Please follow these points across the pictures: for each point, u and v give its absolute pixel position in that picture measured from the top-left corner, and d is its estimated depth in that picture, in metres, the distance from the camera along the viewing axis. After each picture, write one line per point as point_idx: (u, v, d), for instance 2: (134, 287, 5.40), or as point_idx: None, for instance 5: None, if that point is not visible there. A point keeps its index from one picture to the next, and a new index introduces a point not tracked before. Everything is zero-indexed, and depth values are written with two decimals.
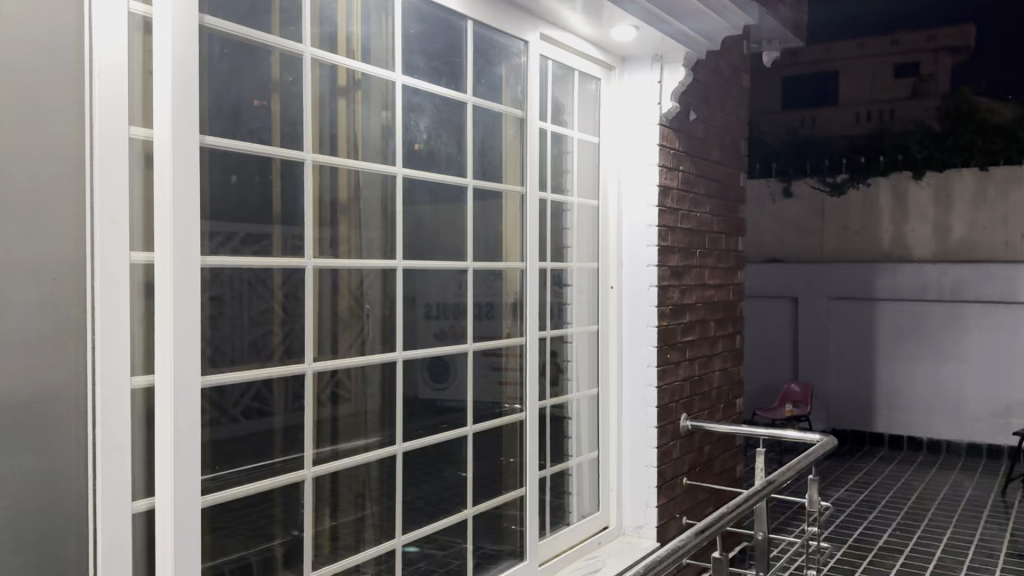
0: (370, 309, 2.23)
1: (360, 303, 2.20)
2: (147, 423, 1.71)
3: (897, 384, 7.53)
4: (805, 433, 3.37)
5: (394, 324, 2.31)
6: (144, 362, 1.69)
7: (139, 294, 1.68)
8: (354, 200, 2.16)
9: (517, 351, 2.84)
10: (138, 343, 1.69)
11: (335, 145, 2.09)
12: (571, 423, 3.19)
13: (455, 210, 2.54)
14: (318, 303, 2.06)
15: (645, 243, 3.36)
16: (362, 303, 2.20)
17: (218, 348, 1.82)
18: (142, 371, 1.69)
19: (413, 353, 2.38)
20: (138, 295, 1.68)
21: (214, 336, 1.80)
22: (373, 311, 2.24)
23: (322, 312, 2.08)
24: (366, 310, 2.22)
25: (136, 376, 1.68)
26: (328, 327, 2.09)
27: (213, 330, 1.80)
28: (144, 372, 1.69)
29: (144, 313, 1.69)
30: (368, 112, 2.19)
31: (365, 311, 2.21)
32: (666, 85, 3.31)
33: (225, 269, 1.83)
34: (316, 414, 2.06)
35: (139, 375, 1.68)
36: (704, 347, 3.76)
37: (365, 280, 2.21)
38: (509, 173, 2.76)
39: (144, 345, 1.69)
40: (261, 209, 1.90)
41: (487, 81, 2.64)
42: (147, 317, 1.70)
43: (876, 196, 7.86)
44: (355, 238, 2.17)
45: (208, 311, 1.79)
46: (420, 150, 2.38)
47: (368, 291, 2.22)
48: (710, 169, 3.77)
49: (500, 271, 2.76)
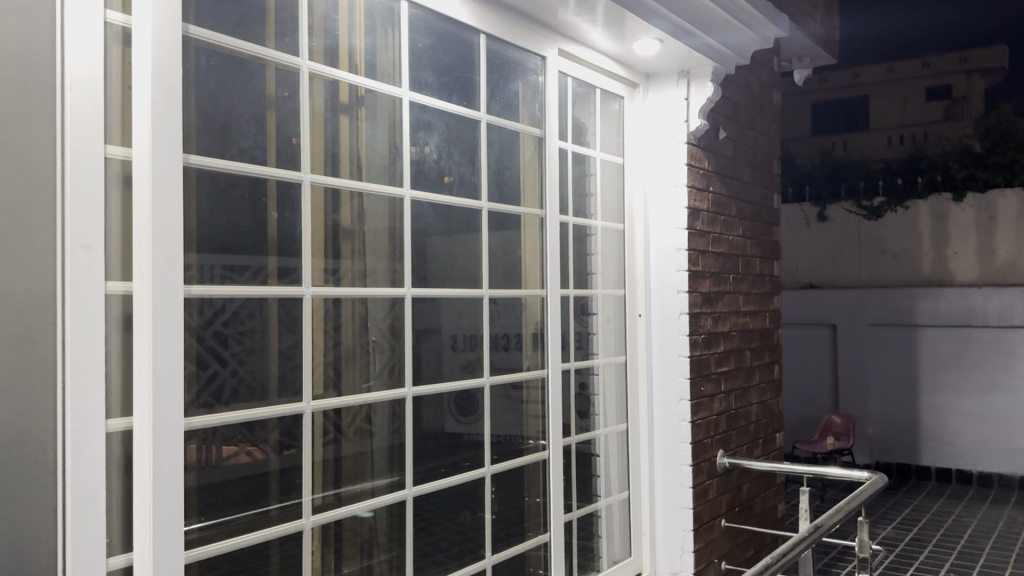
0: (378, 342, 2.06)
1: (365, 335, 2.02)
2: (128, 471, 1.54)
3: (944, 415, 7.18)
4: (851, 469, 3.12)
5: (404, 358, 2.13)
6: (123, 402, 1.53)
7: (117, 328, 1.52)
8: (357, 225, 2.00)
9: (539, 384, 2.65)
10: (117, 382, 1.52)
11: (336, 165, 1.94)
12: (599, 461, 2.99)
13: (469, 235, 2.37)
14: (317, 337, 1.89)
15: (674, 268, 3.17)
16: (368, 335, 2.03)
17: (228, 382, 1.70)
18: (120, 413, 1.53)
19: (426, 389, 2.20)
20: (114, 330, 1.52)
21: (221, 370, 1.68)
22: (381, 345, 2.07)
23: (323, 346, 1.91)
24: (372, 343, 2.05)
25: (112, 419, 1.51)
26: (330, 363, 1.92)
27: (221, 364, 1.68)
28: (120, 414, 1.53)
29: (122, 348, 1.53)
30: (373, 130, 2.05)
31: (372, 345, 2.04)
32: (694, 102, 3.14)
33: (217, 298, 1.68)
34: (316, 456, 1.89)
35: (116, 417, 1.52)
36: (741, 378, 3.54)
37: (371, 311, 2.04)
38: (528, 196, 2.60)
39: (123, 385, 1.53)
40: (255, 233, 1.75)
41: (502, 99, 2.49)
42: (127, 352, 1.53)
43: (915, 219, 7.60)
44: (360, 266, 2.01)
45: (214, 345, 1.67)
46: (428, 170, 2.22)
47: (376, 322, 2.05)
48: (742, 190, 3.58)
49: (519, 298, 2.58)
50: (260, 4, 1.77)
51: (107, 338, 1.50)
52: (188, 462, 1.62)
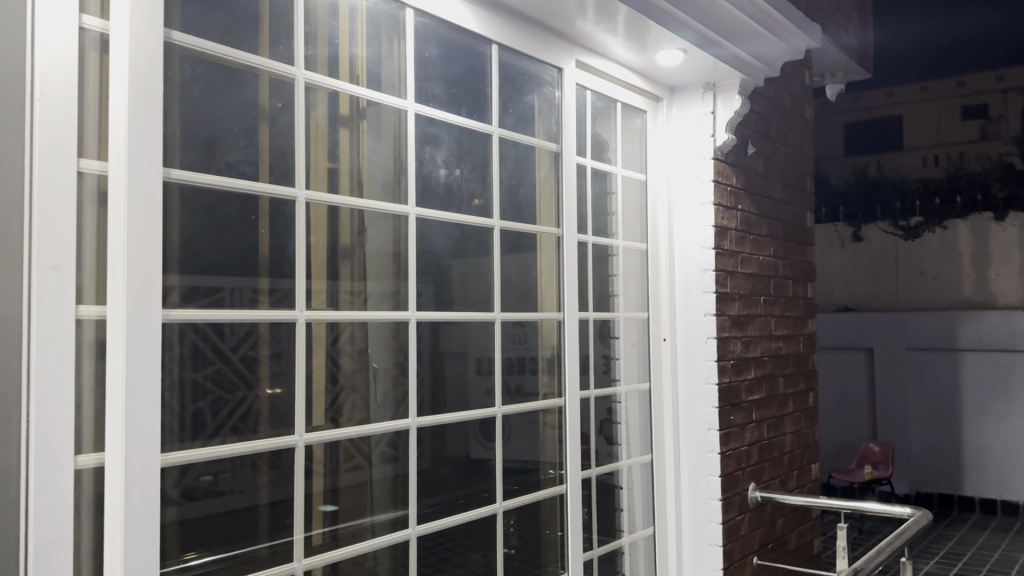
0: (398, 366, 1.97)
1: (381, 359, 1.93)
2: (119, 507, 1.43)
3: (988, 444, 6.87)
4: (891, 505, 2.91)
5: (425, 384, 2.04)
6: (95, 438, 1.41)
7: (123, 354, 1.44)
8: (357, 244, 1.87)
9: (555, 414, 2.49)
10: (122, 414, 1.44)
11: (335, 181, 1.82)
12: (622, 493, 2.83)
13: (480, 255, 2.23)
14: (324, 362, 1.79)
15: (701, 289, 3.01)
16: (391, 356, 1.95)
17: (255, 406, 1.64)
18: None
19: (432, 420, 2.06)
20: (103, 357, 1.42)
21: (248, 394, 1.63)
22: (402, 369, 1.98)
23: (330, 374, 1.80)
24: (395, 365, 1.96)
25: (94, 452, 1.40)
26: (333, 391, 1.81)
27: (248, 388, 1.62)
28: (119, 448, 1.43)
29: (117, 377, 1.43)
30: (375, 144, 1.92)
31: (388, 369, 1.95)
32: (720, 116, 2.99)
33: (238, 322, 1.62)
34: (310, 489, 1.75)
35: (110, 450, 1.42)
36: (773, 408, 3.36)
37: (392, 334, 1.96)
38: (544, 214, 2.47)
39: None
40: (244, 249, 1.63)
41: (516, 111, 2.36)
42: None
43: (954, 239, 7.38)
44: (360, 288, 1.88)
45: (241, 367, 1.61)
46: (436, 187, 2.09)
47: (398, 343, 1.97)
48: (773, 208, 3.41)
49: (535, 321, 2.43)
50: (252, 9, 1.66)
51: (78, 367, 1.38)
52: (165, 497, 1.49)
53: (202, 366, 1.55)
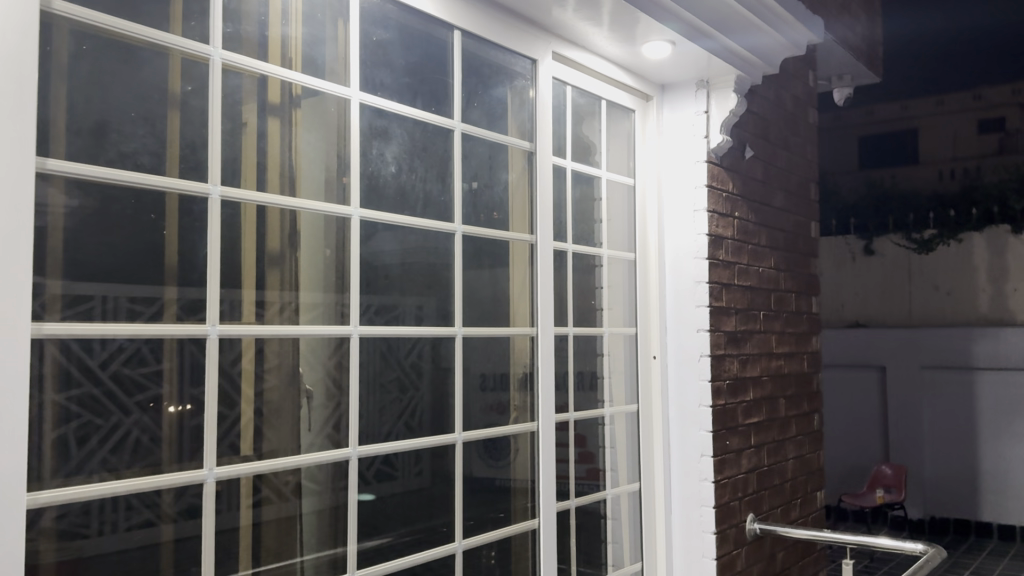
0: (397, 380, 1.88)
1: (378, 375, 1.83)
2: (123, 526, 1.37)
3: (1006, 467, 6.56)
4: (901, 540, 2.65)
5: (426, 403, 1.95)
6: (66, 458, 1.30)
7: (132, 373, 1.39)
8: (289, 248, 1.65)
9: (528, 440, 2.25)
10: (130, 434, 1.38)
11: (262, 177, 1.61)
12: (611, 524, 2.61)
13: (439, 263, 2.00)
14: (321, 378, 1.71)
15: (693, 303, 2.77)
16: (389, 372, 1.86)
17: (251, 423, 1.58)
18: (138, 465, 1.39)
19: (371, 449, 1.80)
20: (109, 377, 1.36)
21: (245, 410, 1.56)
22: (401, 385, 1.89)
23: (327, 388, 1.72)
24: (394, 381, 1.87)
25: (99, 475, 1.34)
26: (331, 408, 1.73)
27: (246, 404, 1.57)
28: (130, 470, 1.38)
29: (123, 396, 1.37)
30: (310, 136, 1.71)
31: (390, 384, 1.86)
32: (714, 116, 2.76)
33: (235, 336, 1.55)
34: (222, 524, 1.51)
35: (126, 475, 1.38)
36: (774, 431, 3.10)
37: (392, 350, 1.87)
38: (515, 218, 2.24)
39: (136, 436, 1.39)
40: (146, 249, 1.42)
41: (483, 105, 2.13)
42: (141, 399, 1.40)
43: (969, 253, 7.11)
44: (289, 298, 1.66)
45: (240, 383, 1.56)
46: (387, 187, 1.86)
47: (396, 359, 1.88)
48: (773, 217, 3.18)
49: (506, 336, 2.19)
50: None
51: None
52: (74, 529, 1.31)
53: (200, 382, 1.49)
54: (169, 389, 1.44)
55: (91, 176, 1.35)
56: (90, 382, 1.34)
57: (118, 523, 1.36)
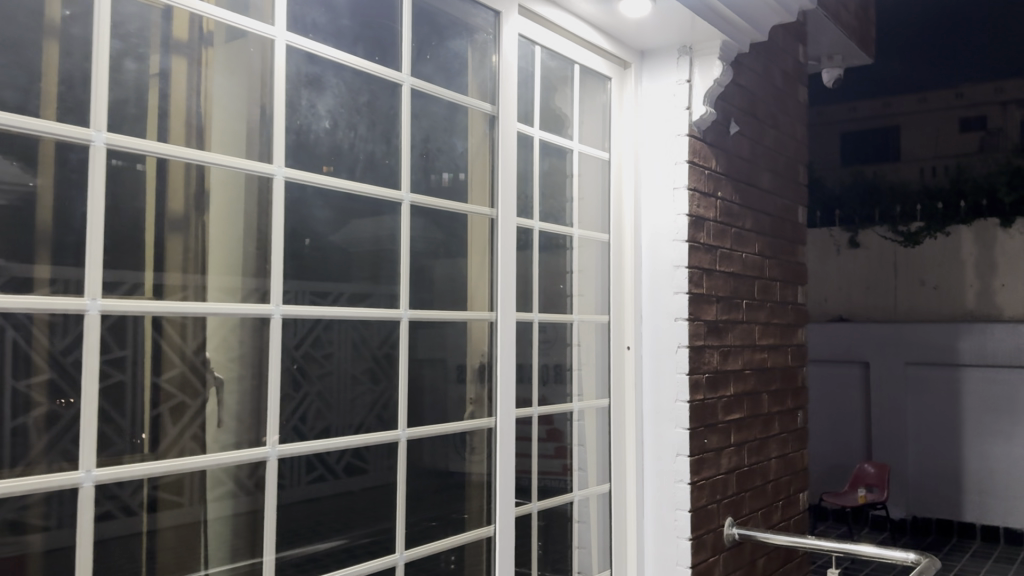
0: (360, 370, 1.69)
1: (316, 365, 1.60)
2: (83, 518, 1.24)
3: (990, 468, 6.41)
4: (892, 550, 2.44)
5: (371, 397, 1.71)
6: (26, 448, 1.18)
7: (94, 361, 1.26)
8: (196, 211, 1.40)
9: (484, 439, 2.01)
10: (93, 423, 1.26)
11: (162, 126, 1.36)
12: (578, 529, 2.39)
13: (381, 236, 1.75)
14: (286, 369, 1.54)
15: (671, 290, 2.54)
16: (326, 364, 1.62)
17: (216, 413, 1.43)
18: (20, 464, 1.18)
19: (323, 445, 1.61)
20: (72, 364, 1.24)
21: (210, 399, 1.42)
22: (335, 376, 1.64)
23: (291, 379, 1.55)
24: (333, 373, 1.63)
25: (56, 467, 1.21)
26: (295, 399, 1.56)
27: (210, 392, 1.42)
28: (92, 461, 1.26)
29: (86, 383, 1.25)
30: (225, 80, 1.46)
31: (324, 377, 1.61)
32: (697, 86, 2.54)
33: (126, 313, 1.31)
34: (102, 534, 1.27)
35: (87, 466, 1.25)
36: (756, 429, 2.89)
37: (328, 335, 1.63)
38: (474, 187, 2.00)
39: (100, 425, 1.26)
40: (10, 206, 1.17)
41: (437, 58, 1.89)
42: (106, 386, 1.27)
43: (957, 247, 6.95)
44: (194, 272, 1.40)
45: (203, 370, 1.41)
46: (319, 145, 1.62)
47: (345, 349, 1.66)
48: (759, 199, 2.95)
49: (460, 321, 1.95)
50: None
51: None
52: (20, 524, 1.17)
53: (166, 368, 1.35)
54: (135, 376, 1.31)
55: (43, 133, 1.21)
56: (38, 368, 1.20)
57: (77, 515, 1.24)
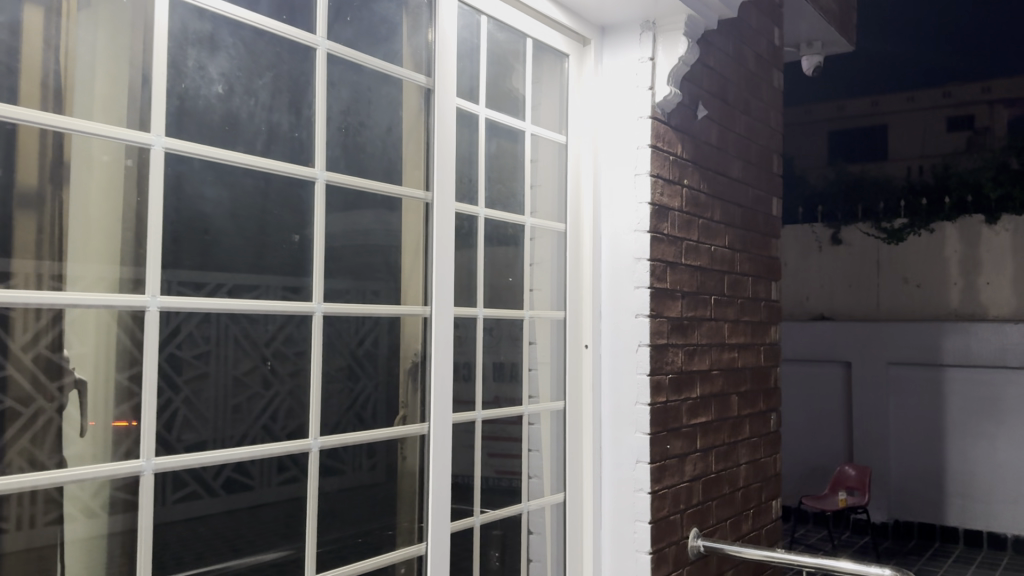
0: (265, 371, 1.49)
1: (227, 364, 1.42)
2: (42, 522, 1.18)
3: (972, 470, 6.28)
4: (866, 565, 2.27)
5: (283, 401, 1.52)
6: None
7: (53, 357, 1.20)
8: (51, 186, 1.21)
9: (417, 447, 1.82)
10: (52, 423, 1.20)
11: (10, 85, 1.17)
12: (530, 542, 2.20)
13: (292, 219, 1.55)
14: (257, 367, 1.47)
15: (632, 284, 2.36)
16: (247, 362, 1.46)
17: (180, 412, 1.36)
18: None
19: (206, 459, 1.39)
20: (33, 361, 1.18)
21: (174, 398, 1.35)
22: (263, 378, 1.48)
23: (262, 377, 1.48)
24: (251, 372, 1.46)
25: (22, 468, 1.16)
26: (265, 398, 1.49)
27: (174, 391, 1.34)
28: (55, 462, 1.20)
29: (46, 381, 1.19)
30: (94, 36, 1.26)
31: (244, 377, 1.45)
32: (660, 64, 2.35)
33: None
34: None
35: (48, 468, 1.19)
36: (725, 433, 2.72)
37: (253, 331, 1.47)
38: (408, 169, 1.81)
39: (59, 425, 1.21)
40: None
41: (360, 23, 1.70)
42: (64, 384, 1.21)
43: (941, 244, 6.84)
44: (51, 258, 1.21)
45: (167, 369, 1.34)
46: (213, 114, 1.42)
47: (252, 347, 1.47)
48: (729, 189, 2.77)
49: (386, 317, 1.75)
50: None
51: None
52: None
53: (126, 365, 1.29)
54: (95, 374, 1.25)
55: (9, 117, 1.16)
56: None
57: (36, 517, 1.18)
